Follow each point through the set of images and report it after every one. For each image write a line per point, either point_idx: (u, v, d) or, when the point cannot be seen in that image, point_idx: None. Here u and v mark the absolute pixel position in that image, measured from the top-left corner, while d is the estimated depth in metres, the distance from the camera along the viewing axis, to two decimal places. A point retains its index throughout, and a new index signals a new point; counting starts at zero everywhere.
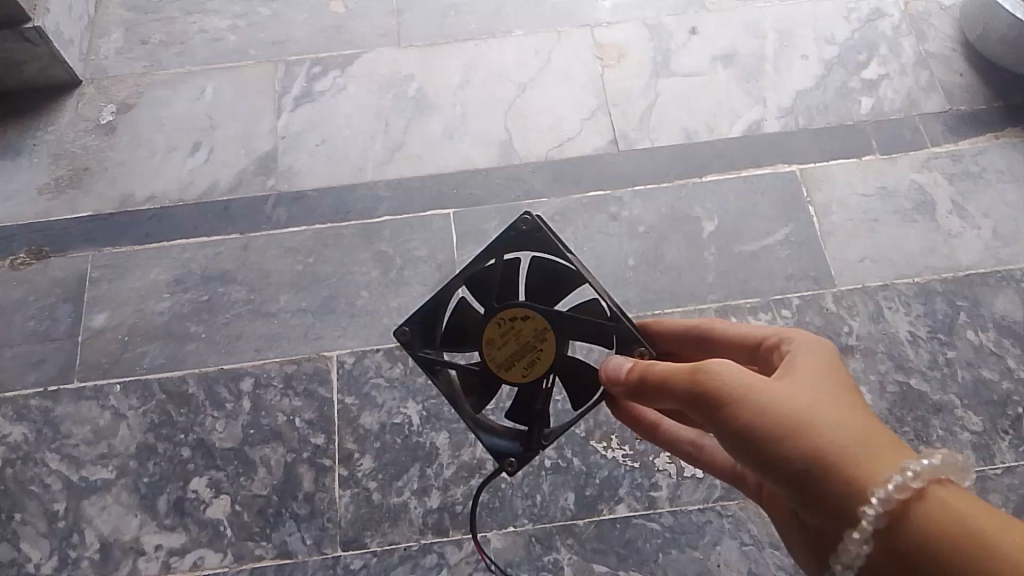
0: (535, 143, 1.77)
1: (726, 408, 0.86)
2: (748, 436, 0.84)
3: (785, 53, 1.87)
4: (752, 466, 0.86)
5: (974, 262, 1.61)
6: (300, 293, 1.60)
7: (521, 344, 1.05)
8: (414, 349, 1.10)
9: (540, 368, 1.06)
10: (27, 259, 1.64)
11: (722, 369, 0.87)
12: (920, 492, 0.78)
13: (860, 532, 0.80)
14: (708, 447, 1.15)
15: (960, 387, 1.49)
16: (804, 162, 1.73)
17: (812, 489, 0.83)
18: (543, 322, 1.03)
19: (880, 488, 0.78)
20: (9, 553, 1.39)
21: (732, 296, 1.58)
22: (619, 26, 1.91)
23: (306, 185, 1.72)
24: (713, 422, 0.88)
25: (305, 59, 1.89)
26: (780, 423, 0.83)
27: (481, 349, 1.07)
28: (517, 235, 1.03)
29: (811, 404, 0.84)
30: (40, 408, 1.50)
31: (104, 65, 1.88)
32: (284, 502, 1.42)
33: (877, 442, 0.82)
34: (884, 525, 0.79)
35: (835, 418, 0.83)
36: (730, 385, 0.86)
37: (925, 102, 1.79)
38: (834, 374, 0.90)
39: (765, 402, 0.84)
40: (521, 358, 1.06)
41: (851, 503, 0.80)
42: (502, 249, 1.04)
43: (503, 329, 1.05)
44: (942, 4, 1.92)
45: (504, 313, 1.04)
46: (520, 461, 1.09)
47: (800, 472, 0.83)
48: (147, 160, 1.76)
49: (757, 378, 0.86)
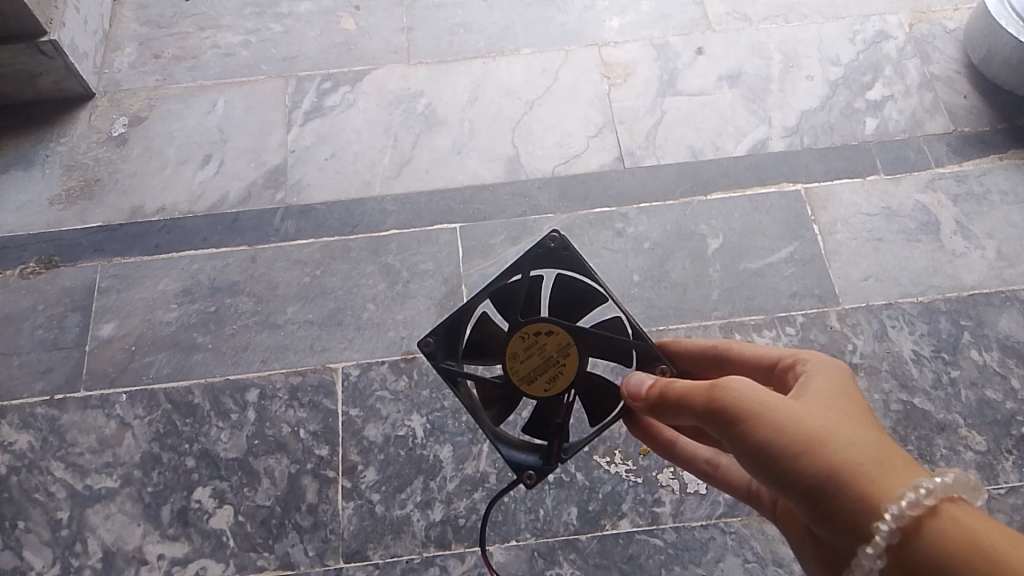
0: (542, 159, 1.78)
1: (743, 425, 0.86)
2: (764, 453, 0.85)
3: (790, 73, 1.89)
4: (768, 482, 0.87)
5: (978, 282, 1.61)
6: (307, 304, 1.61)
7: (544, 358, 1.04)
8: (437, 360, 1.08)
9: (562, 382, 1.05)
10: (37, 268, 1.66)
11: (738, 386, 0.88)
12: (933, 509, 0.79)
13: (873, 547, 0.80)
14: (725, 465, 1.16)
15: (965, 406, 1.49)
16: (809, 181, 1.74)
17: (826, 505, 0.83)
18: (568, 337, 1.03)
19: (893, 504, 0.79)
20: (12, 561, 1.39)
21: (736, 313, 1.59)
22: (626, 45, 1.94)
23: (315, 199, 1.74)
24: (729, 437, 0.88)
25: (315, 74, 1.91)
26: (796, 439, 0.83)
27: (504, 362, 1.06)
28: (546, 251, 1.03)
29: (826, 422, 0.85)
30: (46, 416, 1.51)
31: (117, 78, 1.91)
32: (287, 513, 1.42)
33: (890, 459, 0.83)
34: (897, 541, 0.79)
35: (850, 436, 0.84)
36: (748, 401, 0.86)
37: (929, 123, 1.81)
38: (849, 393, 0.91)
39: (781, 419, 0.85)
40: (543, 373, 1.05)
41: (865, 519, 0.81)
42: (529, 264, 1.04)
43: (527, 342, 1.04)
44: (946, 26, 1.94)
45: (529, 327, 1.03)
46: (539, 475, 1.06)
47: (814, 488, 0.83)
48: (158, 172, 1.78)
49: (773, 395, 0.87)
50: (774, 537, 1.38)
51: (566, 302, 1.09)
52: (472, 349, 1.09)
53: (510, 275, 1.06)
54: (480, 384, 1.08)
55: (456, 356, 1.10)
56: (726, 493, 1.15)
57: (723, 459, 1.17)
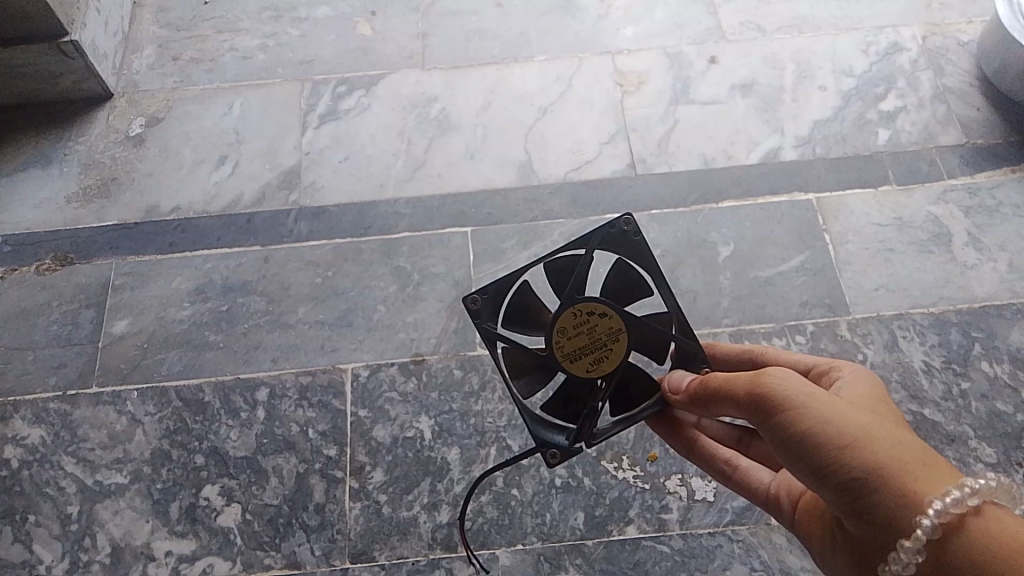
0: (555, 165, 1.79)
1: (788, 413, 0.86)
2: (808, 443, 0.84)
3: (803, 84, 1.89)
4: (806, 475, 0.86)
5: (990, 294, 1.61)
6: (318, 305, 1.62)
7: (592, 339, 1.06)
8: (480, 320, 1.08)
9: (604, 367, 1.07)
10: (53, 265, 1.68)
11: (783, 378, 0.89)
12: (975, 508, 0.79)
13: (913, 542, 0.80)
14: (744, 466, 1.14)
15: (975, 418, 1.48)
16: (820, 191, 1.74)
17: (866, 499, 0.83)
18: (620, 324, 1.05)
19: (937, 499, 0.79)
20: (22, 554, 1.40)
21: (746, 322, 1.59)
22: (640, 54, 1.95)
23: (328, 201, 1.75)
24: (768, 426, 0.88)
25: (331, 78, 1.93)
26: (840, 432, 0.83)
27: (550, 336, 1.06)
28: (619, 233, 1.05)
29: (871, 420, 0.85)
30: (59, 411, 1.52)
31: (136, 80, 1.93)
32: (295, 512, 1.43)
33: (931, 459, 0.83)
34: (937, 537, 0.79)
35: (894, 434, 0.84)
36: (792, 391, 0.87)
37: (942, 135, 1.81)
38: (881, 402, 0.93)
39: (827, 411, 0.85)
40: (589, 353, 1.06)
41: (907, 515, 0.80)
42: (598, 242, 1.05)
43: (579, 321, 1.05)
44: (960, 39, 1.95)
45: (583, 305, 1.04)
46: (563, 454, 1.09)
47: (855, 482, 0.83)
48: (174, 172, 1.80)
49: (816, 389, 0.88)
50: (782, 547, 1.38)
51: (616, 287, 1.11)
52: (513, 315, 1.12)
53: (572, 249, 1.07)
54: (519, 352, 1.09)
55: (497, 318, 1.10)
56: (744, 497, 1.13)
57: (743, 460, 1.15)
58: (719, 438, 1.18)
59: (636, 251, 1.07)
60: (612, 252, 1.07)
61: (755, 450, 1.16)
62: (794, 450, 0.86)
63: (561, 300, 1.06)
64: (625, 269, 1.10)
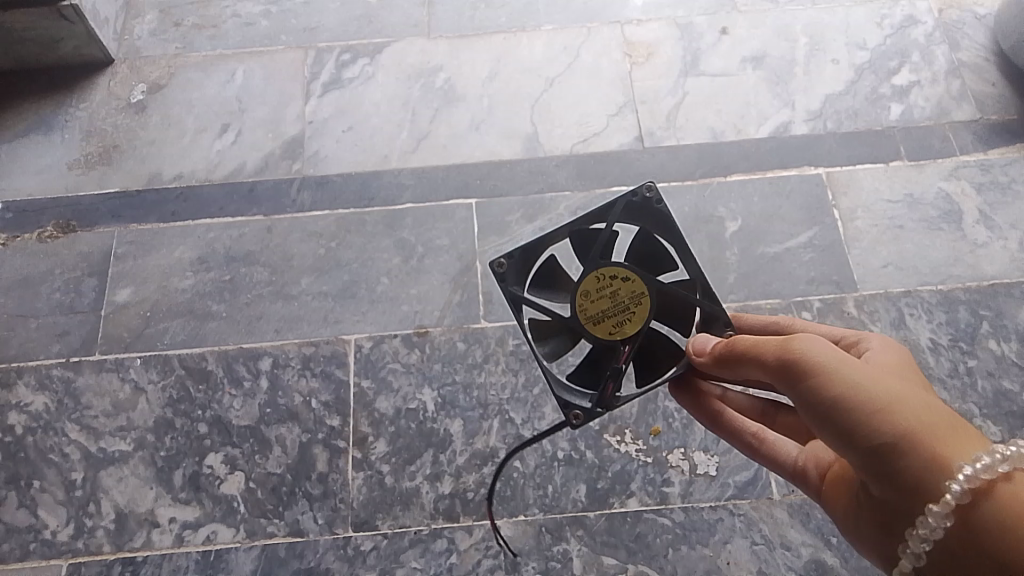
0: (561, 138, 1.77)
1: (816, 378, 0.85)
2: (837, 408, 0.84)
3: (814, 56, 1.86)
4: (835, 441, 0.85)
5: (1000, 273, 1.59)
6: (321, 276, 1.61)
7: (615, 302, 1.06)
8: (506, 283, 1.09)
9: (626, 330, 1.07)
10: (56, 232, 1.67)
11: (813, 343, 0.87)
12: (1006, 474, 0.79)
13: (942, 506, 0.80)
14: (769, 439, 1.12)
15: (981, 397, 1.48)
16: (830, 166, 1.72)
17: (894, 464, 0.82)
18: (643, 288, 1.05)
19: (966, 464, 0.79)
20: (28, 519, 1.41)
21: (753, 297, 1.58)
22: (649, 24, 1.91)
23: (332, 171, 1.74)
24: (797, 392, 0.87)
25: (335, 46, 1.90)
26: (869, 398, 0.83)
27: (575, 300, 1.07)
28: (641, 200, 1.06)
29: (900, 387, 0.85)
30: (62, 377, 1.52)
31: (138, 45, 1.91)
32: (298, 481, 1.43)
33: (959, 426, 0.83)
34: (967, 502, 0.79)
35: (922, 400, 0.84)
36: (823, 357, 0.86)
37: (956, 110, 1.78)
38: (910, 370, 0.92)
39: (858, 378, 0.84)
40: (612, 316, 1.07)
41: (936, 479, 0.80)
42: (620, 209, 1.06)
43: (602, 284, 1.06)
44: (976, 13, 1.91)
45: (606, 269, 1.05)
46: (587, 416, 1.08)
47: (885, 448, 0.82)
48: (176, 140, 1.78)
49: (846, 356, 0.87)
50: (783, 522, 1.38)
51: (640, 256, 1.11)
52: (538, 282, 1.12)
53: (596, 216, 1.07)
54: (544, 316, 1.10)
55: (522, 283, 1.11)
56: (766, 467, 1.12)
57: (769, 433, 1.13)
58: (744, 411, 1.18)
59: (660, 219, 1.08)
60: (634, 220, 1.07)
61: (777, 421, 1.15)
62: (823, 415, 0.85)
63: (585, 266, 1.06)
64: (650, 239, 1.09)
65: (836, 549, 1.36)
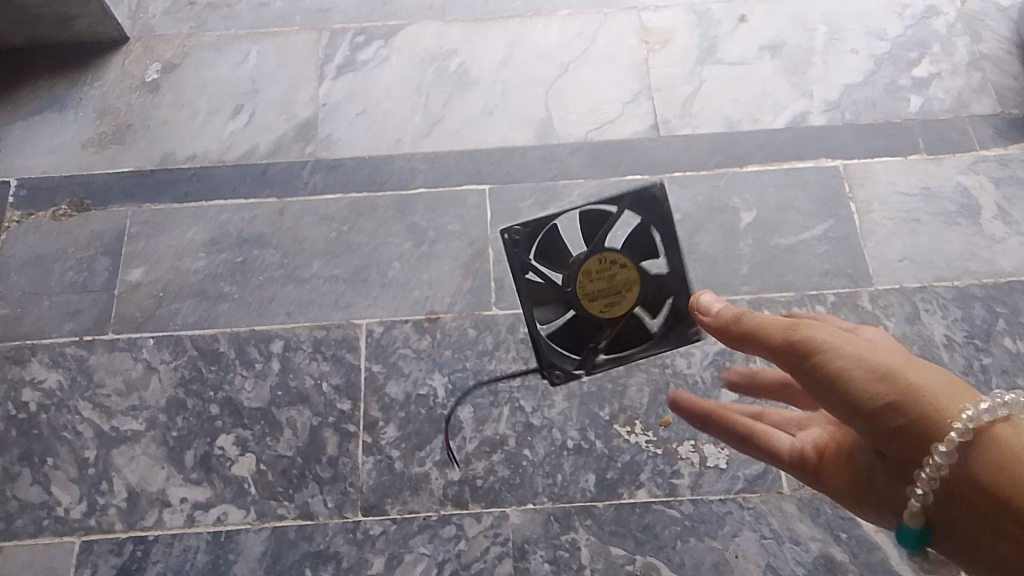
0: (575, 125, 1.75)
1: (821, 353, 0.88)
2: (839, 376, 0.86)
3: (833, 46, 1.83)
4: (846, 416, 0.87)
5: (1016, 269, 1.58)
6: (333, 260, 1.61)
7: (609, 282, 1.16)
8: (517, 248, 1.18)
9: (613, 311, 1.17)
10: (69, 211, 1.67)
11: (817, 325, 0.91)
12: (998, 416, 0.81)
13: (945, 448, 0.80)
14: (763, 432, 1.10)
15: (993, 394, 1.47)
16: (847, 158, 1.70)
17: (894, 421, 0.84)
18: (636, 273, 1.16)
19: (964, 409, 0.80)
20: (40, 495, 1.43)
21: (766, 290, 1.57)
22: (666, 11, 1.89)
23: (344, 154, 1.73)
24: (803, 368, 0.90)
25: (349, 27, 1.89)
26: (869, 364, 0.86)
27: (574, 273, 1.16)
28: (649, 197, 1.15)
29: (892, 352, 0.88)
30: (75, 356, 1.53)
31: (151, 24, 1.90)
32: (308, 464, 1.44)
33: (954, 382, 0.85)
34: (966, 442, 0.80)
35: (916, 361, 0.86)
36: (825, 335, 0.90)
37: (976, 103, 1.75)
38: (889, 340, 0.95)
39: (857, 347, 0.88)
40: (604, 295, 1.16)
41: (933, 433, 0.82)
42: (629, 200, 1.15)
43: (601, 265, 1.16)
44: (999, 4, 1.88)
45: (607, 252, 1.15)
46: (562, 375, 1.21)
47: (882, 406, 0.84)
48: (189, 120, 1.78)
49: (843, 333, 0.90)
50: (792, 516, 1.39)
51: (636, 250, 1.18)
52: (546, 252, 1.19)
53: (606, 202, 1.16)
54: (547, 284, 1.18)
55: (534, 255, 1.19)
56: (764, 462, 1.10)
57: (761, 425, 1.12)
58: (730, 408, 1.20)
59: (661, 215, 1.16)
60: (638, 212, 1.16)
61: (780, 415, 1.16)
62: (829, 388, 0.87)
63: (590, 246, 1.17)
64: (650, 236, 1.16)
65: (845, 544, 1.36)
